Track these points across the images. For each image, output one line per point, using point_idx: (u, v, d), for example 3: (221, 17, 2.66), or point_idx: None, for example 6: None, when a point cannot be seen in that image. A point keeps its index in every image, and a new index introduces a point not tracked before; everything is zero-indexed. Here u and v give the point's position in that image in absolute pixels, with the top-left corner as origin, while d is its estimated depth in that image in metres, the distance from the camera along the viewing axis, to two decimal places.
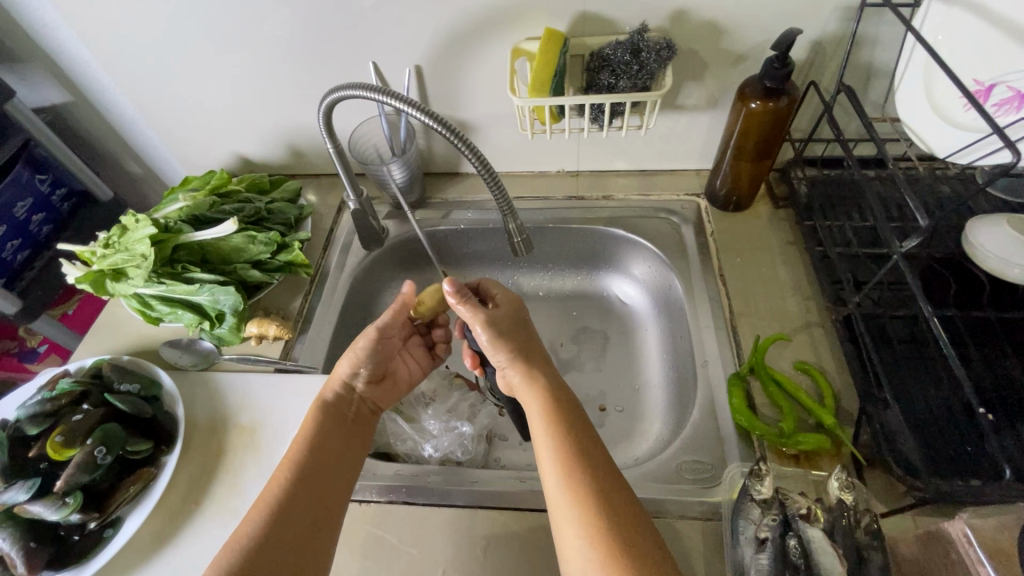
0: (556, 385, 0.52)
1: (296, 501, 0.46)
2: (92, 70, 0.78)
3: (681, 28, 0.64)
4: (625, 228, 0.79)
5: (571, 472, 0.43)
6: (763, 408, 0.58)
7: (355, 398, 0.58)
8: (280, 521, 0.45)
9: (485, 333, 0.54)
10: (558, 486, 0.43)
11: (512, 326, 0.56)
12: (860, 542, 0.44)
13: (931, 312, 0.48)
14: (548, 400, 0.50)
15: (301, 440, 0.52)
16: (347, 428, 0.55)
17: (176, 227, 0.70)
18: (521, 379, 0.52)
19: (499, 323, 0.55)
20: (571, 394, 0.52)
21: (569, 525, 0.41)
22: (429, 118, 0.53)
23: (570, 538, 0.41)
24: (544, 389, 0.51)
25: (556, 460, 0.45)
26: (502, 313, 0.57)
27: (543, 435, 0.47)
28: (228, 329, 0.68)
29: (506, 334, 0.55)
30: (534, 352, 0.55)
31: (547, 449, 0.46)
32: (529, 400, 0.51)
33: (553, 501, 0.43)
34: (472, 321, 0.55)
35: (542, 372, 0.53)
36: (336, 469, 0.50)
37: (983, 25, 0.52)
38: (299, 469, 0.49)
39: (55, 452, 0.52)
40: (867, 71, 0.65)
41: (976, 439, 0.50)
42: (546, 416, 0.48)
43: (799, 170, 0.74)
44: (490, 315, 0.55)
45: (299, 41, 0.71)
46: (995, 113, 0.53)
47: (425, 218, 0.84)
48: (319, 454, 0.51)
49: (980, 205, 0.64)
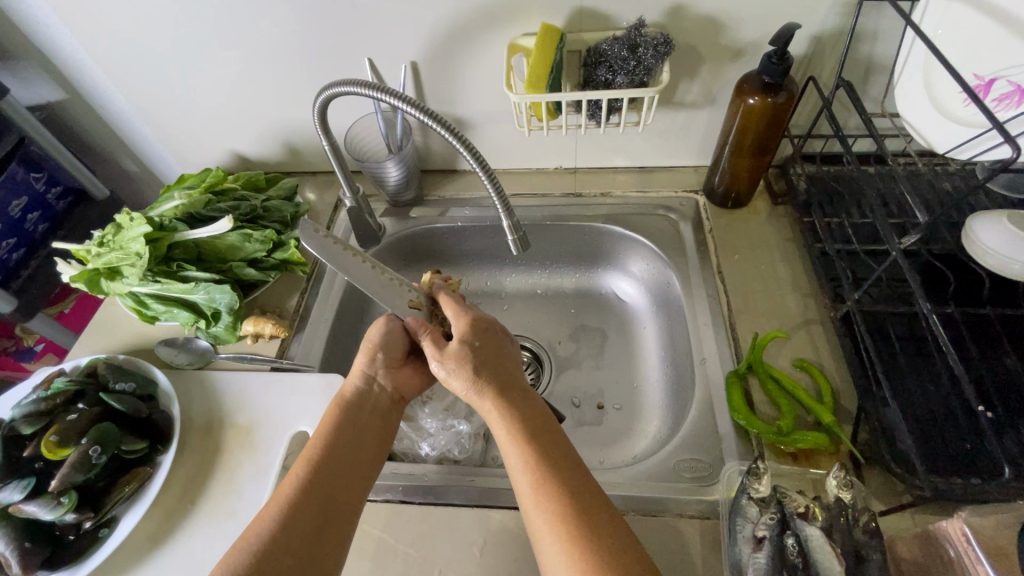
0: (529, 412, 0.50)
1: (312, 497, 0.46)
2: (86, 67, 0.78)
3: (678, 23, 0.64)
4: (622, 225, 0.78)
5: (555, 499, 0.42)
6: (761, 406, 0.58)
7: (377, 389, 0.57)
8: (296, 517, 0.44)
9: (442, 370, 0.53)
10: (536, 515, 0.42)
11: (472, 356, 0.53)
12: (859, 541, 0.44)
13: (931, 309, 0.48)
14: (515, 431, 0.48)
15: (320, 436, 0.51)
16: (367, 423, 0.54)
17: (170, 226, 0.69)
18: (488, 412, 0.50)
19: (456, 356, 0.53)
20: (549, 419, 0.50)
21: (551, 553, 0.40)
22: (424, 115, 0.53)
23: (554, 567, 0.40)
24: (513, 418, 0.49)
25: (532, 492, 0.43)
26: (459, 342, 0.54)
27: (516, 465, 0.46)
28: (223, 328, 0.69)
29: (468, 367, 0.52)
30: (499, 377, 0.53)
31: (522, 481, 0.45)
32: (497, 434, 0.49)
33: (534, 532, 0.42)
34: (431, 360, 0.54)
35: (510, 397, 0.51)
36: (351, 467, 0.50)
37: (982, 19, 0.51)
38: (316, 465, 0.48)
39: (50, 452, 0.51)
40: (866, 66, 0.64)
41: (975, 437, 0.50)
42: (515, 448, 0.46)
43: (798, 167, 0.73)
44: (445, 350, 0.54)
45: (294, 37, 0.70)
46: (995, 108, 0.52)
47: (422, 216, 0.83)
48: (337, 448, 0.50)
49: (980, 201, 0.64)
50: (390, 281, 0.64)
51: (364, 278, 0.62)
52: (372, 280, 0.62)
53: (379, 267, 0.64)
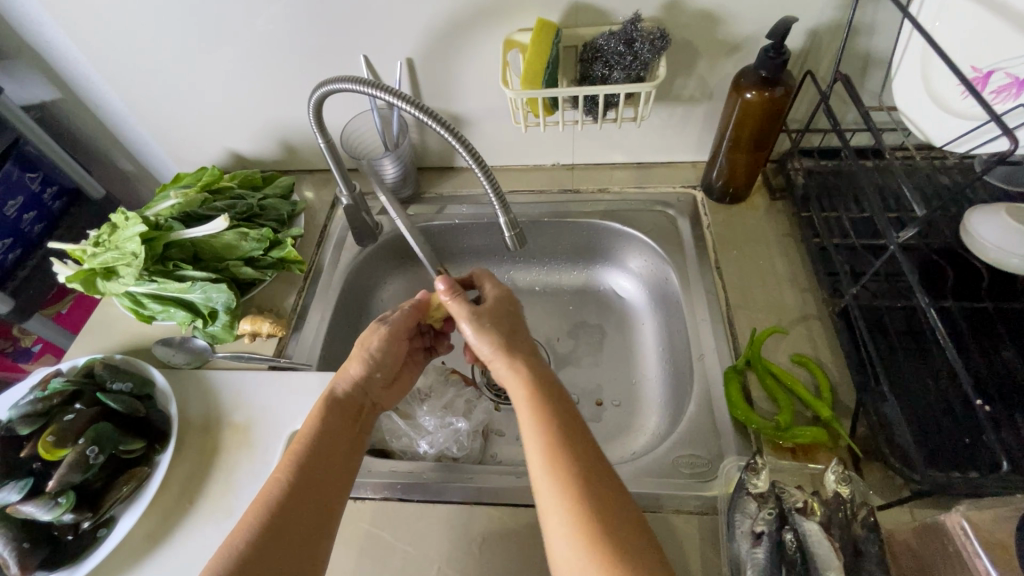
0: (546, 378, 0.50)
1: (295, 504, 0.45)
2: (79, 67, 0.77)
3: (676, 17, 0.63)
4: (620, 221, 0.78)
5: (560, 462, 0.43)
6: (759, 401, 0.58)
7: (364, 398, 0.57)
8: (278, 526, 0.44)
9: (472, 329, 0.54)
10: (543, 477, 0.43)
11: (502, 319, 0.55)
12: (857, 535, 0.44)
13: (929, 304, 0.47)
14: (534, 394, 0.48)
15: (304, 441, 0.50)
16: (352, 433, 0.54)
17: (166, 225, 0.69)
18: (509, 374, 0.51)
19: (487, 316, 0.55)
20: (558, 382, 0.51)
21: (555, 517, 0.41)
22: (421, 113, 0.52)
23: (557, 531, 0.40)
24: (534, 383, 0.49)
25: (543, 454, 0.44)
26: (491, 305, 0.56)
27: (531, 428, 0.46)
28: (220, 327, 0.68)
29: (496, 332, 0.53)
30: (521, 344, 0.54)
31: (535, 445, 0.45)
32: (515, 395, 0.50)
33: (542, 500, 0.42)
34: (460, 317, 0.55)
35: (531, 362, 0.52)
36: (336, 475, 0.49)
37: (979, 9, 0.51)
38: (300, 470, 0.48)
39: (48, 452, 0.52)
40: (864, 59, 0.64)
41: (973, 430, 0.50)
42: (531, 411, 0.47)
43: (796, 161, 0.73)
44: (479, 308, 0.55)
45: (289, 35, 0.70)
46: (993, 100, 0.52)
47: (419, 214, 0.83)
48: (323, 452, 0.50)
49: (978, 195, 0.64)
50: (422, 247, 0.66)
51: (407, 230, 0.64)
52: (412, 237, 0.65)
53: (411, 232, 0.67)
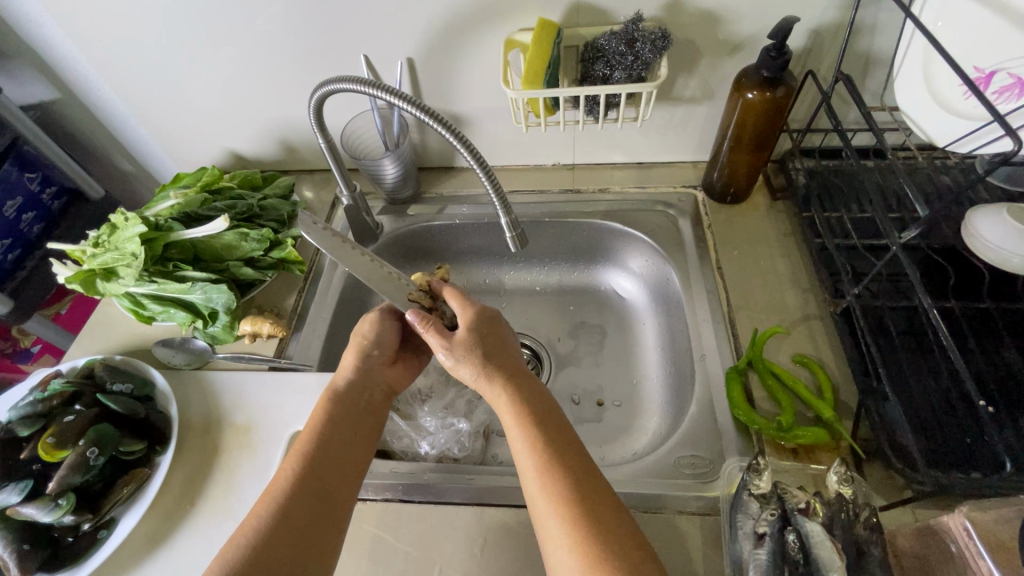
0: (534, 398, 0.50)
1: (306, 493, 0.46)
2: (78, 67, 0.77)
3: (677, 17, 0.63)
4: (621, 221, 0.78)
5: (553, 482, 0.43)
6: (761, 401, 0.58)
7: (370, 384, 0.57)
8: (290, 514, 0.44)
9: (450, 358, 0.53)
10: (541, 500, 0.43)
11: (480, 343, 0.54)
12: (859, 536, 0.44)
13: (931, 304, 0.47)
14: (522, 417, 0.48)
15: (310, 431, 0.50)
16: (360, 415, 0.54)
17: (165, 225, 0.69)
18: (497, 398, 0.51)
19: (463, 343, 0.53)
20: (547, 400, 0.51)
21: (554, 538, 0.40)
22: (420, 111, 0.52)
23: (556, 553, 0.40)
24: (521, 404, 0.49)
25: (536, 471, 0.44)
26: (467, 330, 0.55)
27: (524, 454, 0.45)
28: (221, 328, 0.68)
29: (477, 356, 0.53)
30: (506, 363, 0.53)
31: (528, 465, 0.45)
32: (504, 418, 0.49)
33: (540, 523, 0.42)
34: (437, 349, 0.54)
35: (517, 384, 0.51)
36: (344, 459, 0.50)
37: (980, 8, 0.51)
38: (308, 460, 0.48)
39: (48, 453, 0.52)
40: (866, 59, 0.64)
41: (975, 430, 0.50)
42: (523, 435, 0.47)
43: (797, 161, 0.72)
44: (453, 339, 0.54)
45: (290, 35, 0.70)
46: (995, 100, 0.52)
47: (420, 214, 0.83)
48: (329, 441, 0.50)
49: (979, 195, 0.64)
50: (388, 274, 0.62)
51: (362, 268, 0.60)
52: (370, 271, 0.61)
53: (377, 260, 0.63)
